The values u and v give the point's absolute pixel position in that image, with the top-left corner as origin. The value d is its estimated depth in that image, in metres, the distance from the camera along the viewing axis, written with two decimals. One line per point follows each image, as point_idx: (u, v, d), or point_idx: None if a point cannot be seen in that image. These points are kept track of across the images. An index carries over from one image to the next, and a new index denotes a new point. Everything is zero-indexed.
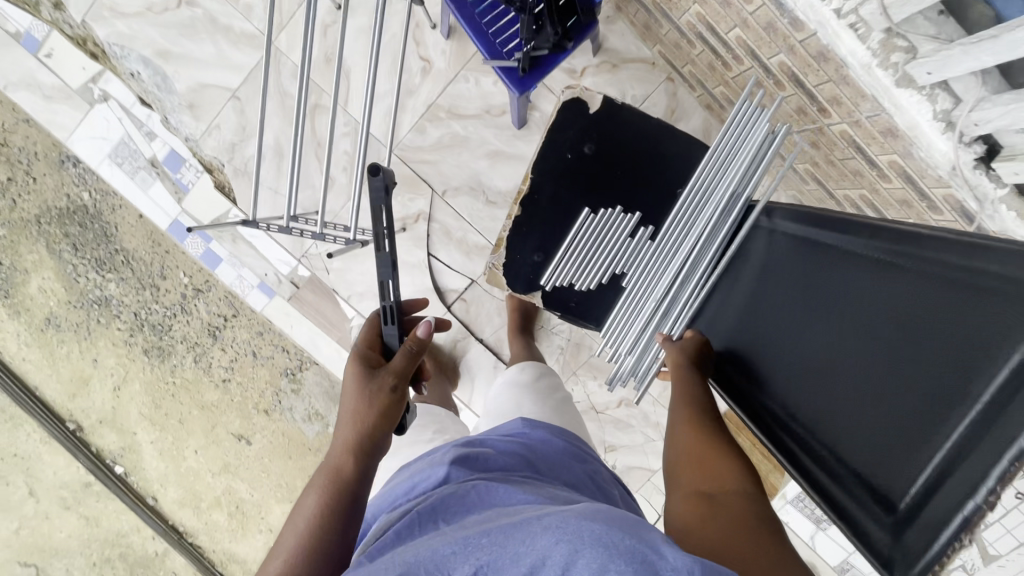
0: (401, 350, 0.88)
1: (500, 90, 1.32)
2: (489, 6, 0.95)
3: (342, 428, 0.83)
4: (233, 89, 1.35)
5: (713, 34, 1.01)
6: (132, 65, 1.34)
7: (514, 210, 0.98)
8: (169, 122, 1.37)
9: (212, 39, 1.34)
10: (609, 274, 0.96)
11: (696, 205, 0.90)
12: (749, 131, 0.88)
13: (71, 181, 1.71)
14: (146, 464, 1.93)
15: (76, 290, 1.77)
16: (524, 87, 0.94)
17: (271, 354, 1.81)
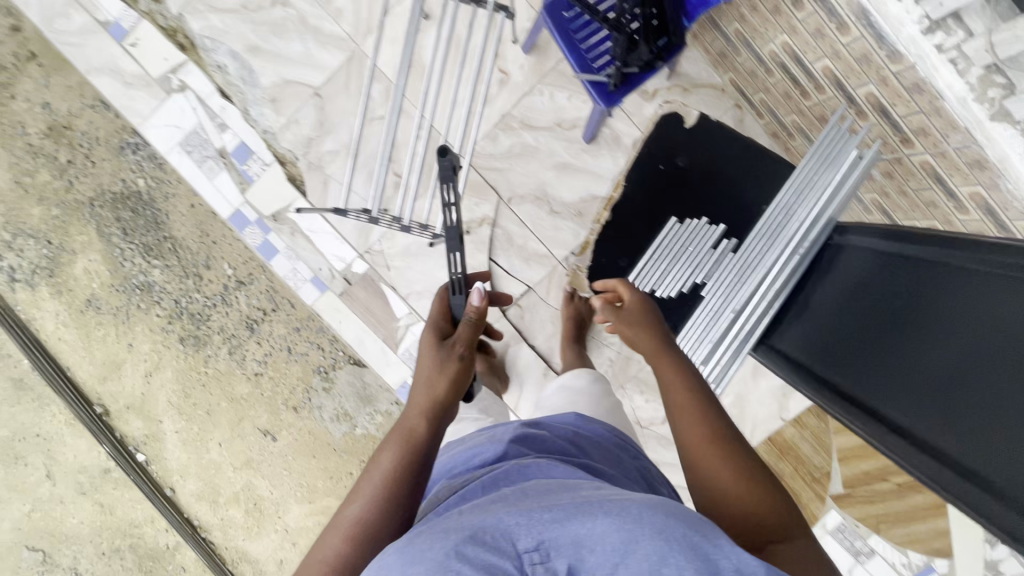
0: (465, 321, 1.08)
1: (573, 105, 1.38)
2: (582, 25, 1.00)
3: (418, 387, 0.99)
4: (315, 87, 1.62)
5: (798, 64, 1.09)
6: (219, 58, 1.63)
7: (605, 214, 1.38)
8: (246, 113, 1.64)
9: (301, 38, 1.61)
10: (692, 281, 1.28)
11: (778, 223, 1.18)
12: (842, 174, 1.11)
13: (129, 167, 1.74)
14: (169, 454, 1.92)
15: (120, 274, 1.79)
16: (611, 103, 0.97)
17: (306, 350, 1.82)
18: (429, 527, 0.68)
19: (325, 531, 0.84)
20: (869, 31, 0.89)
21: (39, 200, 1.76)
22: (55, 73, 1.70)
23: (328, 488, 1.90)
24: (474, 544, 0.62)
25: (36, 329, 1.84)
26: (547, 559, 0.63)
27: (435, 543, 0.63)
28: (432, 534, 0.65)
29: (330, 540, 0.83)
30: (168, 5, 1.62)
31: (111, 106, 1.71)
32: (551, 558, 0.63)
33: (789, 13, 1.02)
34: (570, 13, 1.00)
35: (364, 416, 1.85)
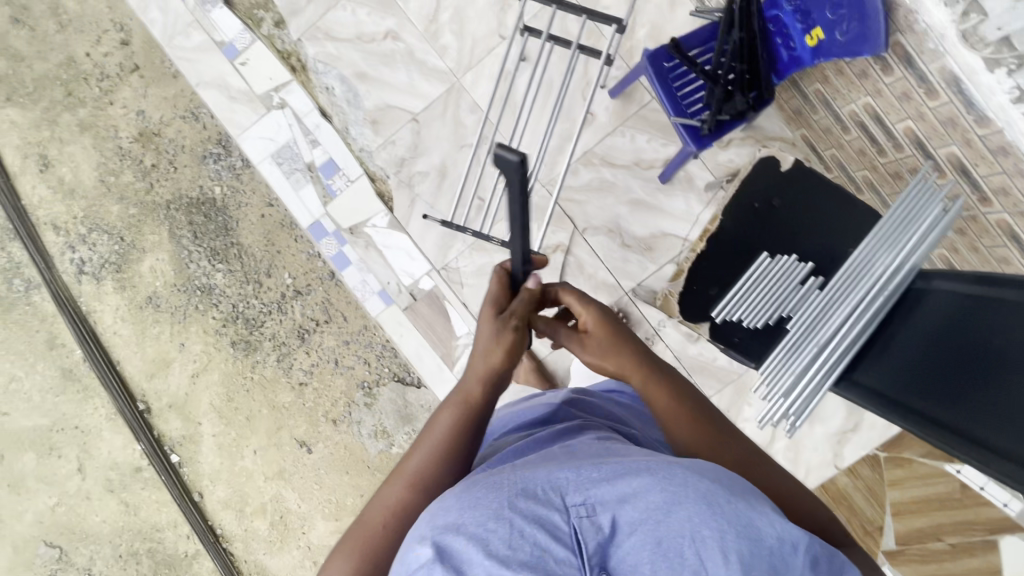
0: (522, 296, 1.00)
1: (652, 147, 1.46)
2: (681, 74, 1.19)
3: (475, 359, 0.96)
4: (414, 113, 1.70)
5: (879, 123, 1.12)
6: (328, 81, 1.73)
7: (700, 246, 1.40)
8: (345, 132, 1.74)
9: (407, 69, 1.70)
10: (776, 316, 1.23)
11: (863, 265, 1.09)
12: (924, 216, 1.03)
13: (208, 175, 1.84)
14: (203, 457, 1.92)
15: (184, 275, 1.86)
16: (702, 144, 1.18)
17: (352, 364, 1.85)
18: (483, 478, 0.71)
19: (390, 476, 0.91)
20: (958, 97, 0.88)
21: (119, 199, 1.86)
22: (154, 84, 1.83)
23: (356, 507, 1.88)
24: (526, 497, 0.65)
25: (93, 321, 1.90)
26: (593, 514, 0.64)
27: (490, 493, 0.66)
28: (489, 483, 0.69)
29: (392, 487, 0.88)
30: (290, 29, 1.74)
31: (200, 117, 1.82)
32: (597, 512, 0.65)
33: (876, 78, 1.05)
34: (671, 64, 1.19)
35: (402, 435, 1.85)
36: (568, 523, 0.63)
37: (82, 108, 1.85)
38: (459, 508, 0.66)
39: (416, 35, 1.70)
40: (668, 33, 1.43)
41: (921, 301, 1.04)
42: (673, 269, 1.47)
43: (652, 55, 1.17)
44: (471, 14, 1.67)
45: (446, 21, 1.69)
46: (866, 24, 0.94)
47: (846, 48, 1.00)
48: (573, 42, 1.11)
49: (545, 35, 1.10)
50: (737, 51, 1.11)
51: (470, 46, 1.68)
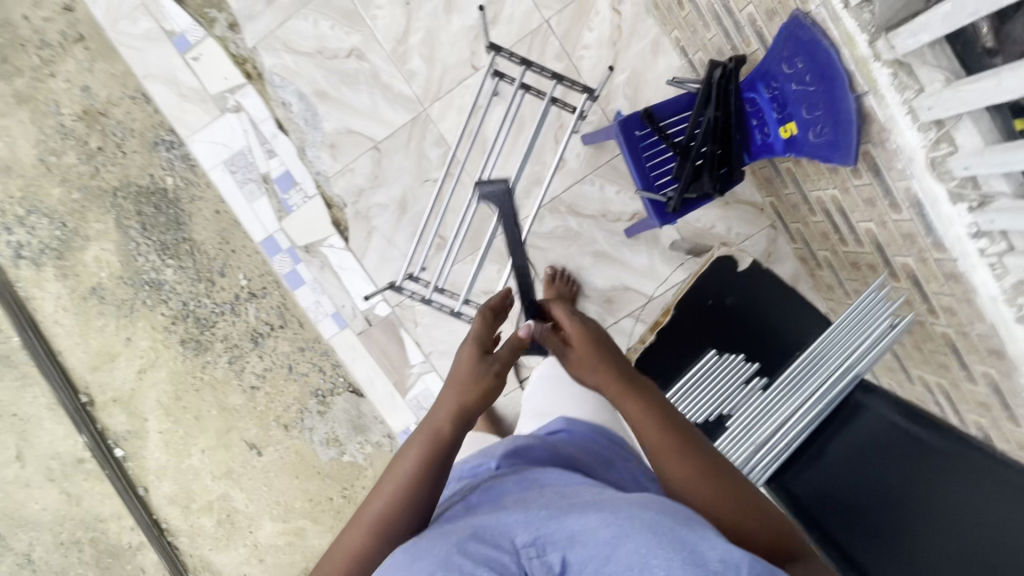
0: (507, 344, 0.96)
1: (621, 200, 1.43)
2: (652, 145, 1.20)
3: (446, 394, 0.89)
4: (377, 140, 1.65)
5: (841, 216, 1.14)
6: (286, 95, 1.65)
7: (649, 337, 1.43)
8: (304, 154, 1.67)
9: (370, 91, 1.63)
10: (717, 412, 1.34)
11: (811, 364, 1.28)
12: (876, 322, 1.17)
13: (159, 164, 1.72)
14: (149, 453, 1.89)
15: (132, 268, 1.77)
16: (666, 220, 1.20)
17: (307, 371, 1.82)
18: (430, 530, 0.68)
19: (346, 525, 0.77)
20: (919, 220, 0.95)
21: (61, 181, 1.73)
22: (101, 58, 1.68)
23: (305, 510, 1.90)
24: (474, 542, 0.62)
25: (33, 308, 1.80)
26: (543, 555, 0.61)
27: (436, 541, 0.64)
28: (438, 534, 0.67)
29: (352, 535, 0.75)
30: (245, 34, 1.63)
31: (152, 101, 1.69)
32: (547, 553, 0.61)
33: (846, 176, 1.06)
34: (643, 133, 1.19)
35: (354, 445, 1.85)
36: (517, 565, 0.60)
37: (19, 78, 1.68)
38: (402, 565, 0.62)
39: (381, 55, 1.62)
40: (647, 82, 1.44)
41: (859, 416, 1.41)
42: (628, 323, 1.49)
43: (625, 121, 1.17)
44: (443, 38, 1.60)
45: (416, 43, 1.62)
46: (840, 131, 0.95)
47: (816, 150, 1.01)
48: (546, 95, 1.07)
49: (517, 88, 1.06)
50: (709, 128, 1.12)
51: (440, 73, 1.62)
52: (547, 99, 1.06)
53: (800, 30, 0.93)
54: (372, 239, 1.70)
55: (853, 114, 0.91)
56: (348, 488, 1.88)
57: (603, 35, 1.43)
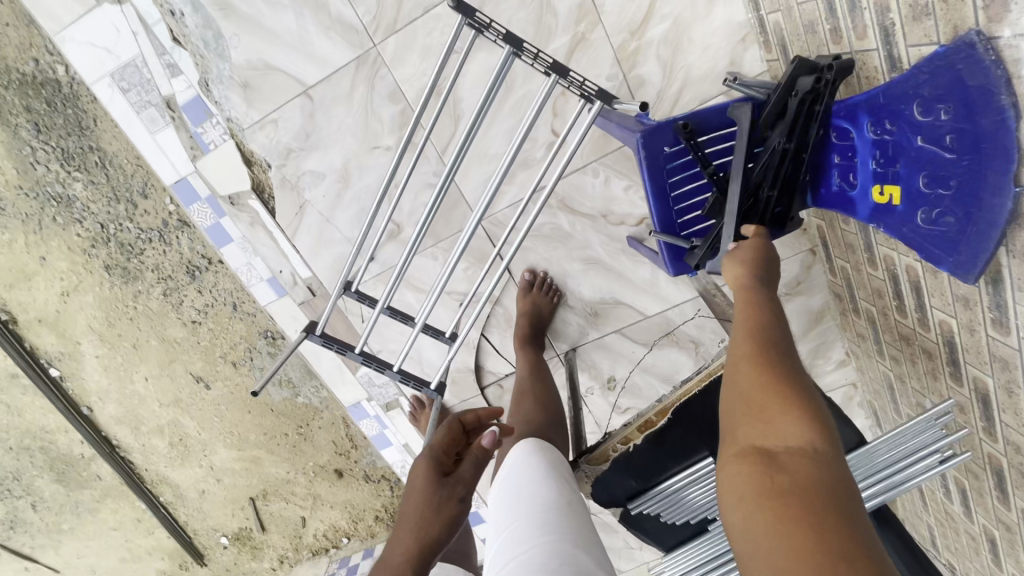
0: (470, 459, 0.86)
1: (628, 199, 1.05)
2: (682, 165, 0.82)
3: (403, 531, 0.81)
4: (307, 85, 1.03)
5: (912, 293, 0.73)
6: (178, 1, 0.98)
7: (638, 436, 1.01)
8: (211, 91, 1.04)
9: (297, 10, 0.98)
10: (700, 517, 0.97)
11: None
12: (909, 456, 0.78)
13: (43, 46, 1.32)
14: (87, 375, 1.76)
15: (30, 177, 1.46)
16: (679, 268, 0.89)
17: (253, 311, 1.63)
18: None
19: None
20: None
21: None
22: None
23: (260, 443, 1.85)
24: None
25: None
26: None
27: None
28: None
29: None
30: None
31: None
32: None
33: None
34: (674, 148, 0.80)
35: (308, 388, 1.74)
36: None
37: None
38: None
39: None
40: (690, 39, 1.05)
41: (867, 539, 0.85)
42: (613, 341, 1.18)
43: (651, 133, 0.78)
44: None
45: None
46: (964, 230, 0.55)
47: (916, 241, 0.60)
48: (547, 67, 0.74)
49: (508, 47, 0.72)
50: (766, 166, 0.72)
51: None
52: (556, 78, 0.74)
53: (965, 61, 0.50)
54: (308, 217, 1.13)
55: (1002, 225, 0.51)
56: (304, 426, 1.81)
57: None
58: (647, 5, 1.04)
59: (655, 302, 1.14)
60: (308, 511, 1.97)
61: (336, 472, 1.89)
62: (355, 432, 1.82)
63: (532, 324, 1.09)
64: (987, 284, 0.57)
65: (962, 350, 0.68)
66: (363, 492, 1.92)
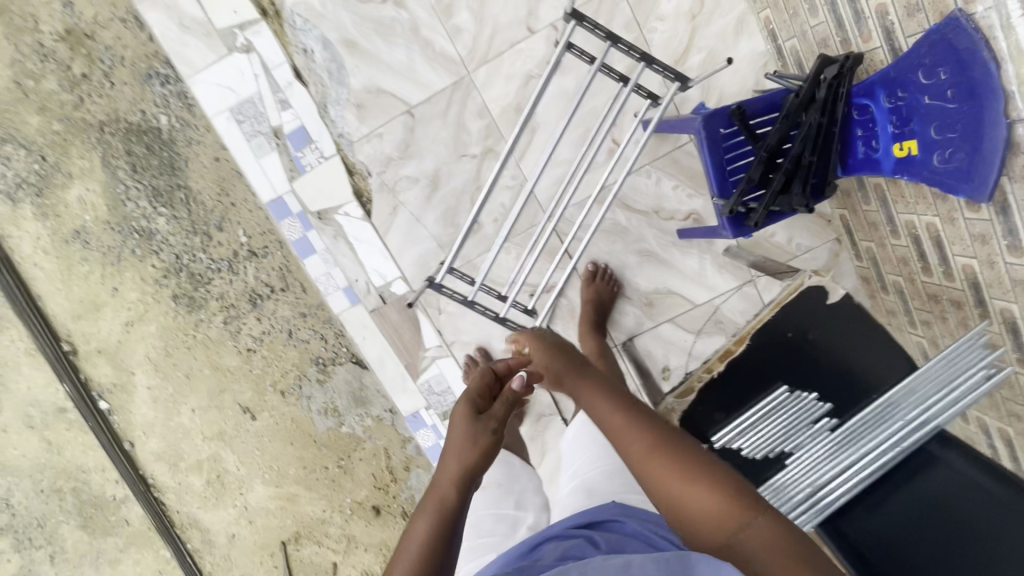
0: (501, 400, 0.99)
1: (677, 197, 1.21)
2: (737, 145, 0.87)
3: (448, 462, 0.90)
4: (410, 105, 1.19)
5: (934, 247, 0.87)
6: (309, 42, 1.18)
7: (719, 365, 1.26)
8: (328, 114, 1.21)
9: (408, 47, 1.16)
10: (776, 450, 1.14)
11: (878, 419, 0.99)
12: (960, 375, 0.89)
13: (152, 99, 1.54)
14: (135, 408, 1.80)
15: (119, 213, 1.62)
16: (739, 235, 0.92)
17: (307, 338, 1.72)
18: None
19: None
20: None
21: (40, 109, 1.55)
22: None
23: (299, 478, 1.84)
24: None
25: (9, 248, 1.66)
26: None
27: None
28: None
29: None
30: None
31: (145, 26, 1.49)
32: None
33: (955, 203, 0.78)
34: (728, 131, 0.86)
35: (353, 416, 1.78)
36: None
37: None
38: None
39: (425, 4, 1.14)
40: None
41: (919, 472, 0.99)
42: (669, 331, 1.28)
43: (710, 119, 0.84)
44: None
45: None
46: (977, 161, 0.67)
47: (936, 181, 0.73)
48: (629, 80, 0.93)
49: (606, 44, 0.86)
50: (808, 136, 0.80)
51: (489, 34, 1.15)
52: (629, 89, 0.91)
53: (954, 32, 0.65)
54: (400, 217, 1.25)
55: (1001, 150, 0.64)
56: (345, 459, 1.82)
57: (682, 6, 1.19)
58: (688, 40, 1.21)
59: (703, 292, 1.26)
60: (340, 556, 1.90)
61: (373, 509, 1.86)
62: (396, 464, 1.83)
63: (596, 310, 1.21)
64: (999, 215, 0.72)
65: (987, 287, 0.80)
66: (399, 531, 1.88)
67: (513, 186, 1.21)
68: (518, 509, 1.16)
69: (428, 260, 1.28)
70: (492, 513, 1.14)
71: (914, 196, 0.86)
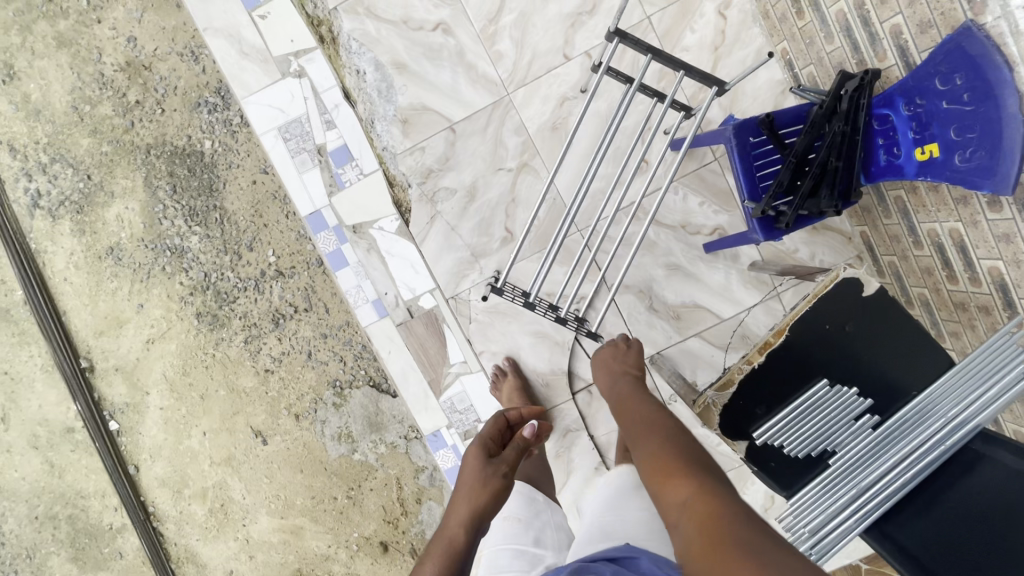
0: (512, 446, 1.00)
1: (703, 213, 1.23)
2: (765, 152, 0.93)
3: (457, 508, 0.88)
4: (452, 121, 1.27)
5: (959, 253, 0.90)
6: (361, 64, 1.28)
7: (757, 358, 1.10)
8: (374, 129, 1.29)
9: (452, 69, 1.26)
10: (819, 450, 1.00)
11: (916, 422, 0.92)
12: (998, 371, 0.83)
13: (199, 125, 1.63)
14: (144, 429, 1.77)
15: (155, 231, 1.67)
16: (771, 238, 0.95)
17: (326, 359, 1.71)
18: None
19: None
20: None
21: (93, 132, 1.64)
22: (152, 10, 1.60)
23: (305, 508, 1.77)
24: None
25: (42, 262, 1.70)
26: None
27: None
28: None
29: None
30: None
31: (199, 59, 1.60)
32: None
33: (977, 205, 0.82)
34: (757, 139, 0.92)
35: (367, 443, 1.73)
36: None
37: (63, 20, 1.61)
38: None
39: (470, 33, 1.25)
40: None
41: (971, 471, 0.86)
42: (697, 346, 1.25)
43: (739, 126, 0.90)
44: (537, 22, 1.24)
45: (508, 23, 1.25)
46: (998, 155, 0.71)
47: (961, 178, 0.76)
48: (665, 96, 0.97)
49: (647, 54, 0.90)
50: (834, 144, 0.86)
51: (528, 61, 1.24)
52: (666, 101, 0.94)
53: (967, 41, 0.71)
54: (436, 226, 1.29)
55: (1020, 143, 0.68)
56: (354, 489, 1.75)
57: (705, 39, 1.20)
58: (711, 68, 1.21)
59: (729, 306, 1.24)
60: None
61: (381, 546, 1.77)
62: (407, 495, 1.74)
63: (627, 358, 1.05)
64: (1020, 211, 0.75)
65: (1014, 287, 0.82)
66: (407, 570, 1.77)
67: (547, 199, 1.27)
68: (539, 546, 1.05)
69: (461, 269, 1.31)
70: (511, 549, 1.05)
71: (935, 204, 0.90)
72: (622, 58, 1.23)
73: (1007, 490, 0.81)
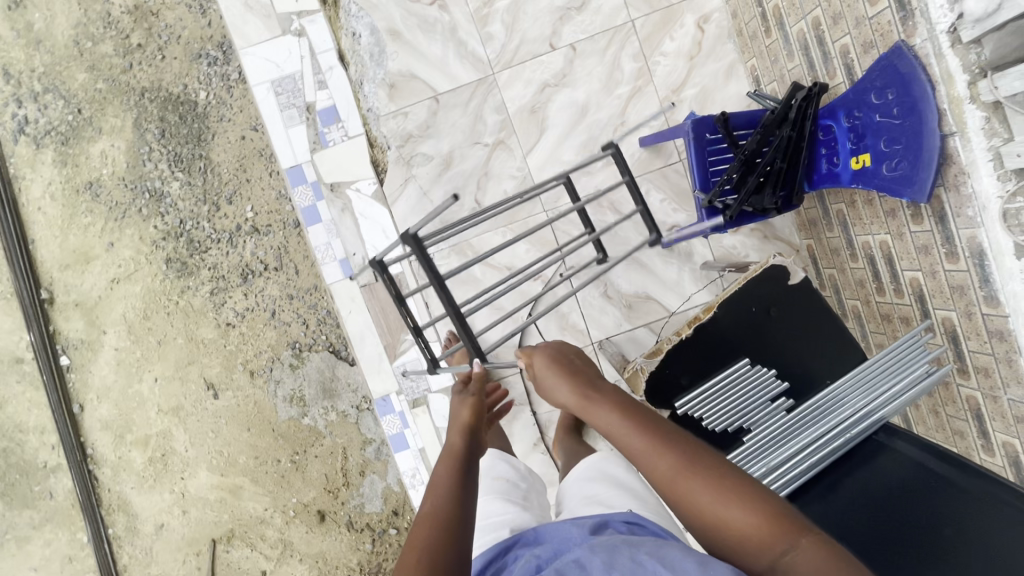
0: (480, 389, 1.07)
1: (663, 210, 1.30)
2: (719, 149, 1.02)
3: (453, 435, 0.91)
4: (437, 91, 1.32)
5: (887, 264, 0.97)
6: (357, 27, 1.33)
7: (686, 331, 1.14)
8: (362, 91, 1.34)
9: (443, 43, 1.32)
10: (736, 426, 1.07)
11: (825, 409, 1.01)
12: (909, 367, 0.92)
13: (196, 76, 1.67)
14: (95, 368, 1.75)
15: (137, 172, 1.69)
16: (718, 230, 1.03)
17: (289, 321, 1.72)
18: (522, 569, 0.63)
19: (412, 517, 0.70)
20: (976, 270, 0.78)
21: (90, 68, 1.67)
22: None
23: (247, 468, 1.76)
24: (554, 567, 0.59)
25: (18, 189, 1.71)
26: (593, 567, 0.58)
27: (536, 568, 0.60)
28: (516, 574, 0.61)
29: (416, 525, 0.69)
30: None
31: (207, 13, 1.65)
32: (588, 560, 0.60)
33: (903, 219, 0.89)
34: (714, 136, 1.01)
35: (318, 408, 1.73)
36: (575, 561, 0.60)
37: None
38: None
39: (465, 12, 1.31)
40: None
41: (872, 459, 0.97)
42: (643, 335, 1.30)
43: (698, 121, 0.99)
44: (528, 11, 1.31)
45: (502, 7, 1.31)
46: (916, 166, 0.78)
47: (886, 186, 0.84)
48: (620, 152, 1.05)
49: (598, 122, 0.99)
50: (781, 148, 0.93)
51: (516, 45, 1.31)
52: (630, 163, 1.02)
53: (898, 60, 0.78)
54: (409, 189, 1.33)
55: (934, 156, 0.75)
56: (299, 454, 1.74)
57: (682, 48, 1.30)
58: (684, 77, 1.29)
59: (677, 300, 1.30)
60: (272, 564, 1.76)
61: (318, 515, 1.75)
62: (351, 466, 1.74)
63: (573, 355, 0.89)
64: (937, 223, 0.82)
65: (930, 297, 0.89)
66: (341, 542, 1.76)
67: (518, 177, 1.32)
68: (527, 501, 0.97)
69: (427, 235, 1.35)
70: (501, 498, 0.95)
71: (869, 217, 0.97)
72: (605, 56, 1.31)
73: (906, 476, 0.91)
